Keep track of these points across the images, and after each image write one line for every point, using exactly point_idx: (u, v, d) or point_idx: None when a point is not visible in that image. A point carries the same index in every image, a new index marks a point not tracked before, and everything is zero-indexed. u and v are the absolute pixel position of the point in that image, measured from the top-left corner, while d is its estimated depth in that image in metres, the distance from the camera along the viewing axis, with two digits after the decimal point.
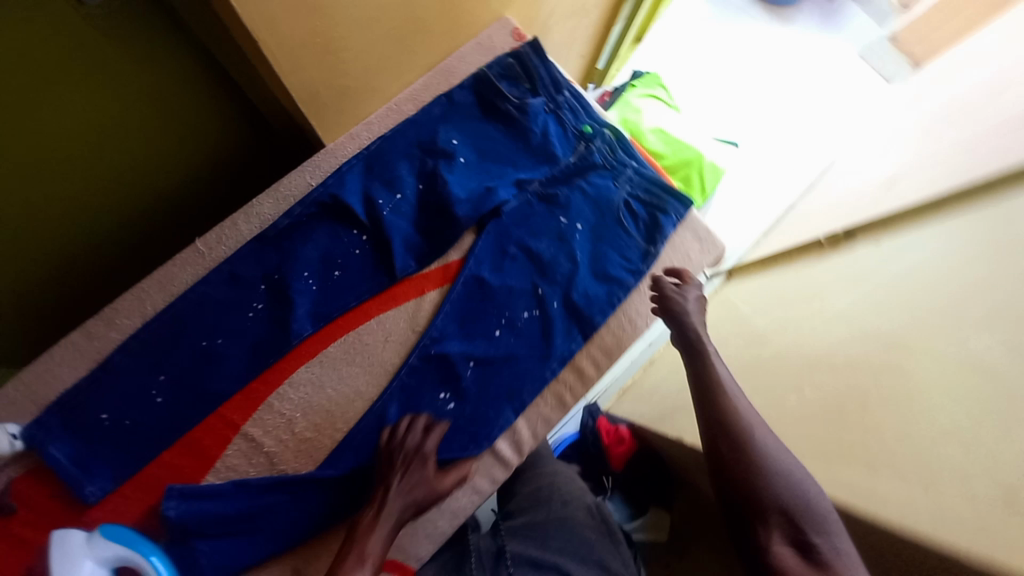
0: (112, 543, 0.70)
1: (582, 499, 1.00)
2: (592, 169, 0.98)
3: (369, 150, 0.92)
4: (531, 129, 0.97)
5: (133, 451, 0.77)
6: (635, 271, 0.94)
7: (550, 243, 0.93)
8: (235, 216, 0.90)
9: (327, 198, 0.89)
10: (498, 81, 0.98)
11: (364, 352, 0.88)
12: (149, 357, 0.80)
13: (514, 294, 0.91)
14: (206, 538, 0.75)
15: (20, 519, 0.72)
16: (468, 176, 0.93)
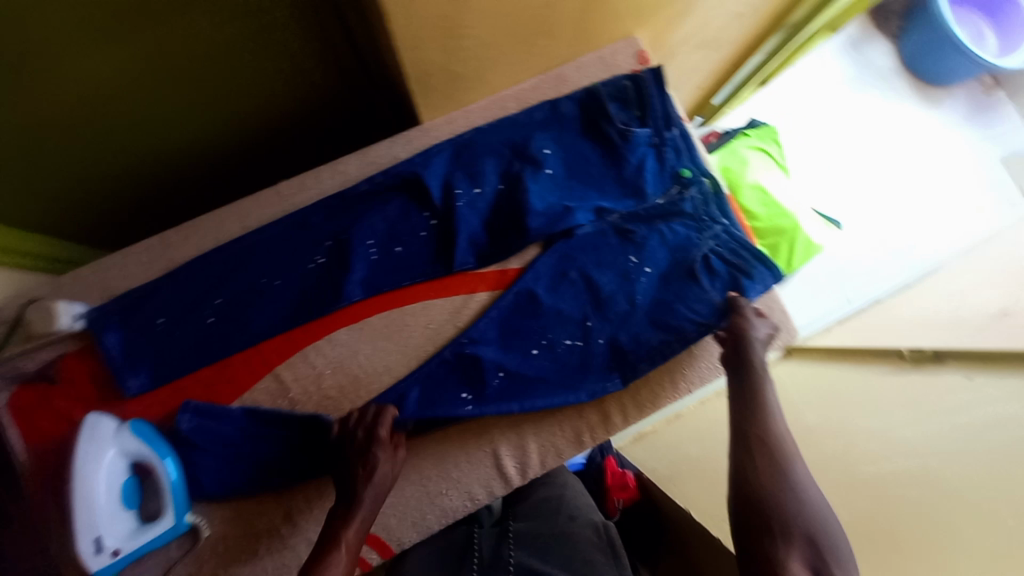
0: (134, 439, 0.78)
1: (590, 516, 0.96)
2: (679, 215, 0.91)
3: (461, 139, 0.93)
4: (627, 159, 0.92)
5: (173, 358, 0.83)
6: (698, 328, 0.86)
7: (613, 278, 0.89)
8: (322, 171, 0.94)
9: (410, 175, 0.90)
10: (607, 101, 0.93)
11: (402, 332, 0.89)
12: (212, 279, 0.86)
13: (561, 319, 0.88)
14: (206, 455, 0.82)
15: (59, 390, 0.84)
16: (550, 190, 0.91)
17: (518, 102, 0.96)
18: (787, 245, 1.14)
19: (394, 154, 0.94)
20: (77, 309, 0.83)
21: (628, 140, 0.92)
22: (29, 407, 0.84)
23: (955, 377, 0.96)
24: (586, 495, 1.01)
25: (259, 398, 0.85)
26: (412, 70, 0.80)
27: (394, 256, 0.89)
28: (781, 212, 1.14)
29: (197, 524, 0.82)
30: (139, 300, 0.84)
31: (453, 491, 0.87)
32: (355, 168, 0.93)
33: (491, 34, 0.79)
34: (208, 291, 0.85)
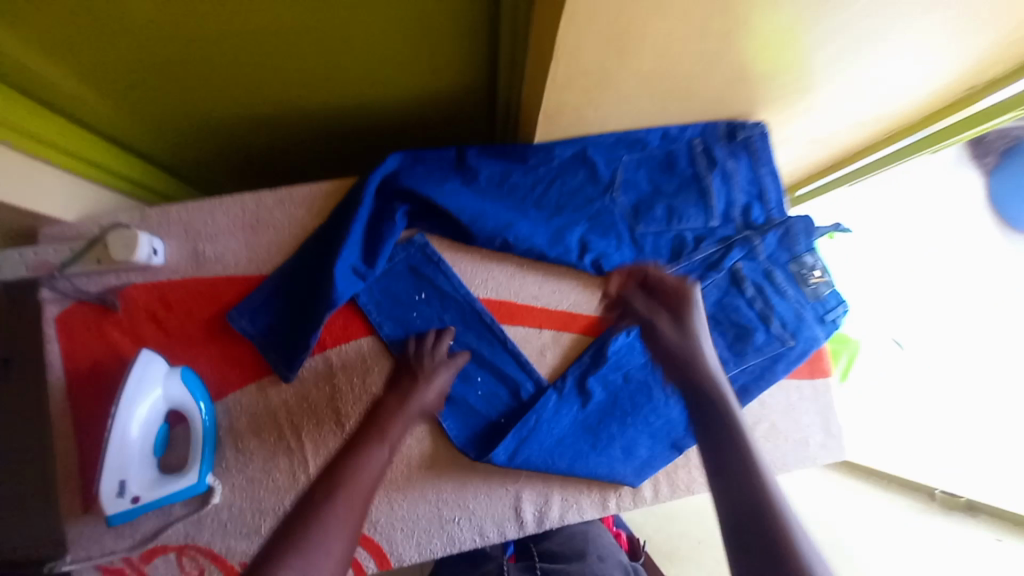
0: (180, 386, 0.81)
1: (618, 558, 0.94)
2: (745, 245, 0.89)
3: (637, 240, 0.90)
4: (764, 327, 0.90)
5: (351, 321, 0.87)
6: (679, 227, 0.90)
7: (692, 207, 0.90)
8: (413, 157, 0.89)
9: (595, 270, 0.89)
10: (784, 291, 0.90)
11: (458, 351, 0.88)
12: (431, 293, 0.88)
13: (581, 193, 0.90)
14: (253, 307, 0.85)
15: (116, 320, 0.85)
16: (782, 308, 0.90)
17: (636, 141, 0.90)
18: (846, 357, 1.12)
19: (486, 164, 0.89)
20: (155, 245, 0.84)
21: (774, 283, 0.90)
22: (77, 326, 0.85)
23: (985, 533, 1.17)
24: (606, 541, 0.98)
25: (302, 375, 0.86)
26: (548, 110, 0.77)
27: (507, 305, 0.90)
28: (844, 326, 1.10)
29: (225, 440, 0.85)
30: (426, 268, 0.89)
31: (465, 522, 0.85)
32: (449, 169, 0.89)
33: (637, 92, 0.77)
34: (445, 318, 0.88)
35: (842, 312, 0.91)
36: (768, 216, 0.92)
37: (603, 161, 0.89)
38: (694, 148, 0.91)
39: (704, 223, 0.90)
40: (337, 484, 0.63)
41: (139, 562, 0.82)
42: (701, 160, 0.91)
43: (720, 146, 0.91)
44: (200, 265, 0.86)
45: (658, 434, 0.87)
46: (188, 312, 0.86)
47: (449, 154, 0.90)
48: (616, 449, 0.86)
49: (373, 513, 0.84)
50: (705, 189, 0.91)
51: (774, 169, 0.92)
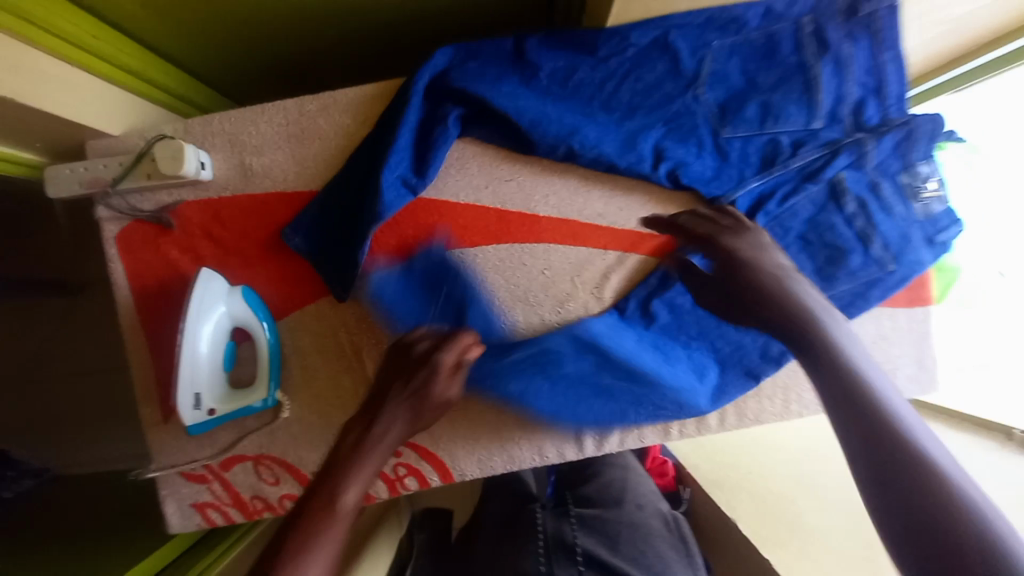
0: (242, 304, 0.80)
1: (657, 506, 0.89)
2: (852, 152, 0.77)
3: (721, 143, 0.78)
4: (860, 247, 0.79)
5: (405, 241, 0.83)
6: (775, 128, 0.77)
7: (795, 104, 0.77)
8: (465, 52, 0.80)
9: (669, 179, 0.79)
10: (891, 204, 0.78)
11: (516, 271, 0.83)
12: (488, 210, 0.83)
13: (659, 89, 0.78)
14: (303, 222, 0.81)
15: (172, 238, 0.84)
16: (886, 224, 0.78)
17: (731, 22, 0.77)
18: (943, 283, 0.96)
19: (549, 57, 0.79)
20: (202, 158, 0.81)
21: (879, 197, 0.78)
22: (138, 243, 0.84)
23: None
24: (647, 485, 0.93)
25: (360, 294, 0.84)
26: None
27: (569, 224, 0.83)
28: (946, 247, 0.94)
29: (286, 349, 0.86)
30: (479, 179, 0.83)
31: (526, 443, 0.85)
32: (506, 65, 0.80)
33: None
34: (501, 235, 0.83)
35: (957, 232, 0.78)
36: (885, 114, 0.77)
37: (689, 49, 0.77)
38: (801, 30, 0.76)
39: (805, 123, 0.77)
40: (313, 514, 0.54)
41: (219, 468, 0.88)
42: (810, 44, 0.76)
43: (836, 26, 0.75)
44: (246, 180, 0.83)
45: (727, 360, 0.83)
46: (241, 229, 0.83)
47: (505, 44, 0.80)
48: (683, 372, 0.82)
49: (435, 431, 0.85)
50: (812, 80, 0.76)
51: (902, 54, 0.75)
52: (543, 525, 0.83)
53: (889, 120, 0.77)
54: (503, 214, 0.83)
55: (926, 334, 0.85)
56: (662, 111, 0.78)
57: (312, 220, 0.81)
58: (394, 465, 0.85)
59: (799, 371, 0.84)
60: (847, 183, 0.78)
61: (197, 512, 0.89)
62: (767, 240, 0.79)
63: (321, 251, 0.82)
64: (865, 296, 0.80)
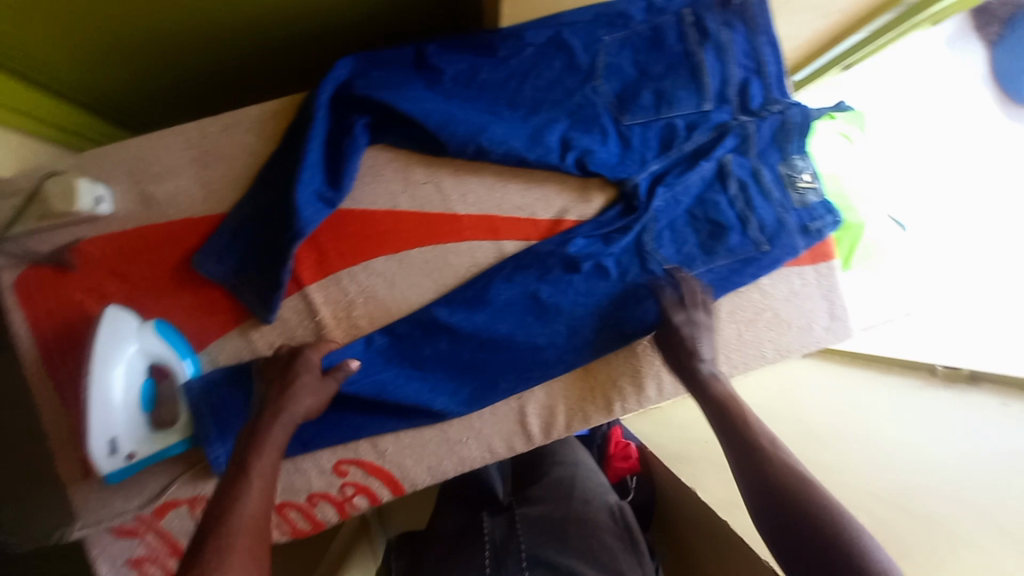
0: (158, 341, 0.78)
1: (604, 499, 0.86)
2: (738, 134, 0.82)
3: (622, 128, 0.82)
4: (735, 227, 0.82)
5: (327, 255, 0.82)
6: (668, 112, 0.82)
7: (685, 88, 0.81)
8: (367, 62, 0.81)
9: (576, 167, 0.82)
10: (770, 190, 0.82)
11: (443, 271, 0.84)
12: (410, 215, 0.83)
13: (558, 82, 0.81)
14: (216, 245, 0.79)
15: (74, 280, 0.79)
16: (767, 207, 0.82)
17: (618, 17, 0.81)
18: (850, 242, 1.06)
19: (450, 62, 0.81)
20: (99, 191, 0.78)
21: (760, 183, 0.82)
22: (36, 288, 0.79)
23: (987, 399, 0.96)
24: (597, 478, 0.91)
25: (285, 313, 0.82)
26: None
27: (490, 219, 0.84)
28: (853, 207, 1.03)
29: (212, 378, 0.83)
30: (394, 184, 0.83)
31: (474, 441, 0.85)
32: (410, 72, 0.81)
33: None
34: (424, 239, 0.84)
35: (832, 221, 0.81)
36: (767, 96, 0.82)
37: (582, 46, 0.81)
38: (683, 21, 0.81)
39: (696, 107, 0.82)
40: (219, 527, 0.54)
41: (152, 518, 0.83)
42: (692, 34, 0.81)
43: (713, 15, 0.81)
44: (152, 208, 0.80)
45: (611, 320, 0.82)
46: (149, 262, 0.80)
47: (406, 51, 0.81)
48: (566, 334, 0.83)
49: (381, 443, 0.83)
50: (697, 65, 0.81)
51: (774, 39, 0.81)
52: (492, 533, 0.79)
53: (771, 102, 0.82)
54: (422, 216, 0.84)
55: (834, 287, 0.90)
56: (564, 102, 0.81)
57: (226, 243, 0.79)
58: (341, 487, 0.84)
59: (723, 334, 0.88)
60: (732, 165, 0.82)
61: (134, 569, 0.84)
62: (656, 212, 0.82)
63: (234, 271, 0.79)
64: (742, 274, 0.82)
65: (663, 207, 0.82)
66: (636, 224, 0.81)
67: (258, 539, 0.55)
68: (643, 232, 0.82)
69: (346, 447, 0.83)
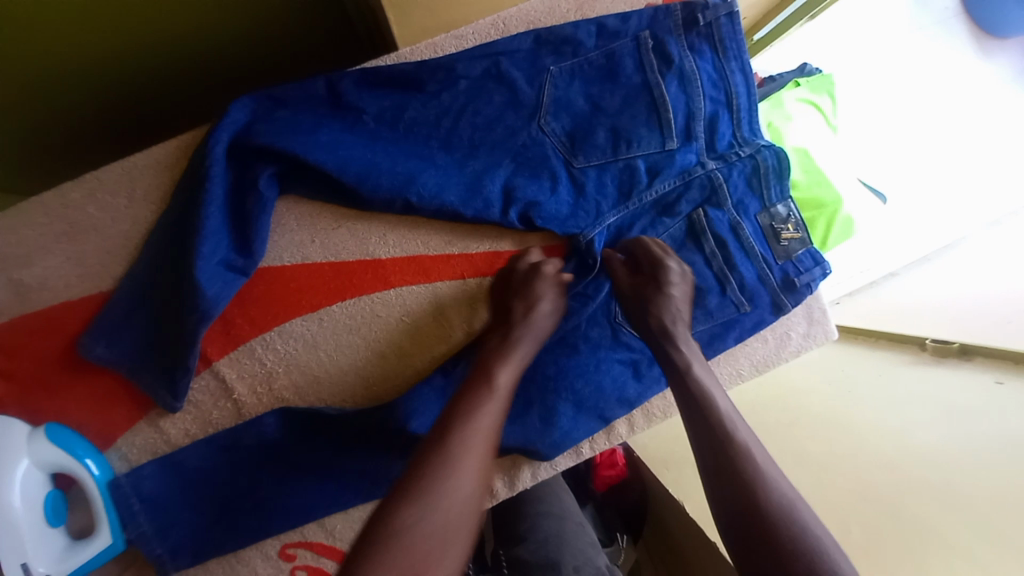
0: (54, 446, 0.67)
1: (595, 564, 0.79)
2: (711, 179, 0.73)
3: (574, 167, 0.72)
4: (712, 289, 0.75)
5: (237, 322, 0.71)
6: (626, 152, 0.72)
7: (646, 124, 0.72)
8: (270, 101, 0.68)
9: (522, 220, 0.73)
10: (753, 246, 0.74)
11: (372, 324, 0.74)
12: (331, 270, 0.73)
13: (499, 121, 0.71)
14: (98, 330, 0.67)
15: None
16: (748, 263, 0.74)
17: (565, 43, 0.71)
18: (824, 223, 0.86)
19: (371, 98, 0.69)
20: None
21: (740, 238, 0.74)
22: None
23: (980, 377, 0.83)
24: (585, 536, 0.85)
25: (196, 396, 0.72)
26: None
27: (423, 263, 0.74)
28: (825, 180, 0.85)
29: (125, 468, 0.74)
30: (308, 232, 0.72)
31: None
32: (324, 111, 0.69)
33: None
34: (347, 293, 0.73)
35: (821, 274, 0.73)
36: (736, 131, 0.74)
37: (525, 77, 0.71)
38: (641, 45, 0.71)
39: (659, 146, 0.72)
40: (455, 437, 0.53)
41: None
42: (651, 59, 0.71)
43: (675, 38, 0.71)
44: (29, 294, 0.69)
45: (585, 402, 0.76)
46: (30, 358, 0.69)
47: (314, 83, 0.68)
48: (547, 425, 0.75)
49: (328, 521, 0.76)
50: (658, 99, 0.71)
51: (745, 65, 0.72)
52: None
53: (740, 140, 0.74)
54: (339, 266, 0.73)
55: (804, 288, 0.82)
56: (505, 143, 0.71)
57: (110, 326, 0.68)
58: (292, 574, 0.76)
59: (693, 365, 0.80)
60: (710, 222, 0.74)
61: None
62: None
63: (127, 353, 0.68)
64: (724, 337, 0.77)
65: None
66: (603, 286, 0.74)
67: (484, 464, 0.53)
68: (614, 291, 0.76)
69: (293, 530, 0.76)
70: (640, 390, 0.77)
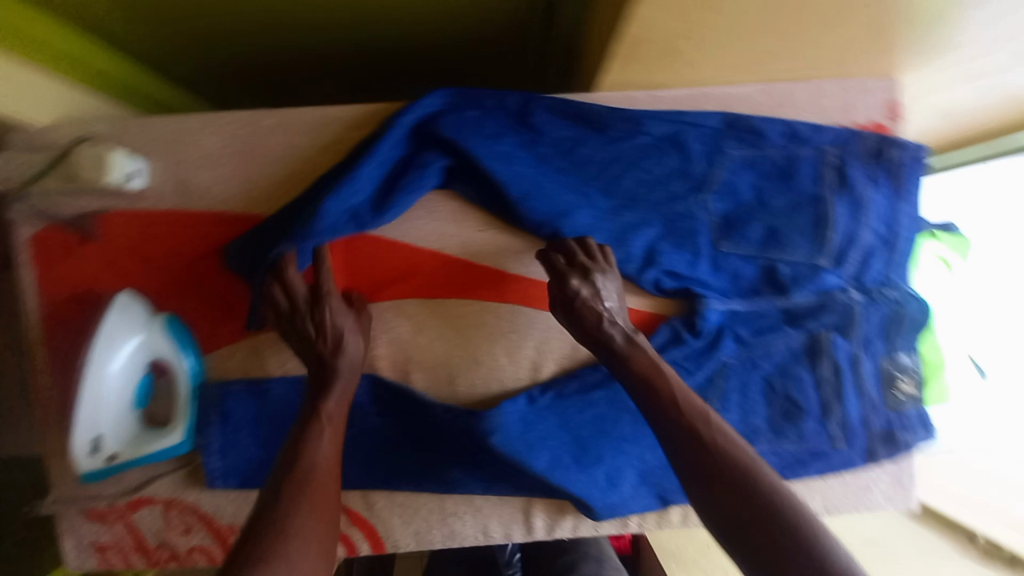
0: (162, 336, 0.71)
1: None
2: (851, 311, 0.74)
3: (720, 249, 0.73)
4: (812, 414, 0.75)
5: (366, 287, 0.76)
6: (774, 253, 0.73)
7: (802, 233, 0.72)
8: (463, 98, 0.72)
9: (652, 285, 0.74)
10: (867, 386, 0.75)
11: (477, 330, 0.77)
12: (459, 269, 0.76)
13: (665, 184, 0.73)
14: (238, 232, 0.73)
15: (96, 255, 0.73)
16: (856, 403, 0.75)
17: (751, 133, 0.72)
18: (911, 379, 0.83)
19: (553, 125, 0.72)
20: (135, 167, 0.70)
21: (856, 373, 0.75)
22: (51, 251, 0.72)
23: None
24: None
25: None
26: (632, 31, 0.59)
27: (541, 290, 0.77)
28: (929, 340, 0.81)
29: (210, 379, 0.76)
30: (455, 228, 0.75)
31: (469, 518, 0.80)
32: (507, 124, 0.72)
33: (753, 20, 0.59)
34: (464, 294, 0.77)
35: (922, 438, 0.76)
36: (889, 272, 0.74)
37: (701, 153, 0.73)
38: (823, 160, 0.72)
39: (809, 259, 0.73)
40: (300, 499, 0.54)
41: (126, 510, 0.79)
42: (829, 177, 0.72)
43: (859, 164, 0.72)
44: (194, 195, 0.73)
45: (649, 475, 0.77)
46: (174, 250, 0.74)
47: (508, 98, 0.71)
48: (611, 485, 0.76)
49: (373, 497, 0.79)
50: (824, 216, 0.72)
51: (916, 211, 0.73)
52: None
53: (889, 282, 0.74)
54: (468, 266, 0.76)
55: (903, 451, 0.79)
56: (665, 206, 0.73)
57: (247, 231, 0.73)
58: None
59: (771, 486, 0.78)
60: (831, 348, 0.74)
61: (95, 553, 0.81)
62: (727, 369, 0.75)
63: (244, 258, 0.72)
64: (806, 465, 0.76)
65: (738, 375, 0.75)
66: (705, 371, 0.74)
67: (329, 521, 0.55)
68: (713, 377, 0.74)
69: None
70: None
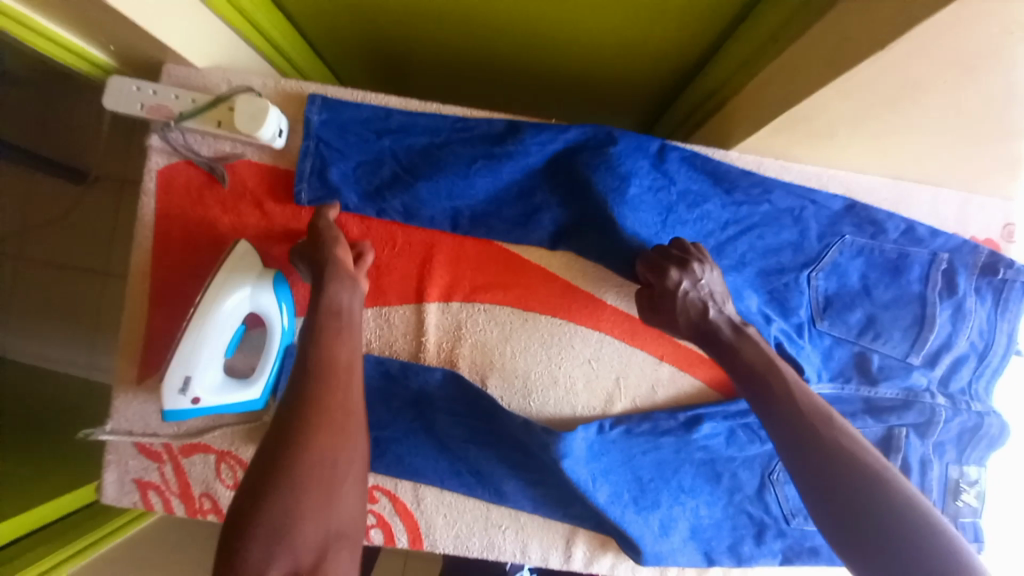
0: (267, 289, 0.70)
1: None
2: (931, 412, 0.74)
3: (817, 325, 0.75)
4: None
5: (464, 286, 0.78)
6: (870, 342, 0.74)
7: (901, 327, 0.74)
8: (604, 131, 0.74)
9: None
10: (931, 490, 0.75)
11: (562, 352, 0.78)
12: (560, 288, 0.78)
13: (778, 252, 0.75)
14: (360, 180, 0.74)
15: (220, 198, 0.74)
16: None
17: (871, 223, 0.74)
18: None
19: (685, 175, 0.74)
20: (282, 124, 0.72)
21: (924, 475, 0.75)
22: (180, 187, 0.74)
23: None
24: None
25: (393, 319, 0.78)
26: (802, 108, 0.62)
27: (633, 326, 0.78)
28: None
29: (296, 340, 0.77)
30: (566, 250, 0.77)
31: (511, 535, 0.79)
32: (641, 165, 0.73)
33: (917, 123, 0.61)
34: (559, 314, 0.78)
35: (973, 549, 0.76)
36: (973, 383, 0.76)
37: (818, 231, 0.74)
38: (935, 264, 0.73)
39: (901, 355, 0.74)
40: (317, 417, 0.54)
41: (178, 451, 0.79)
42: (938, 281, 0.73)
43: (968, 275, 0.73)
44: None
45: (700, 532, 0.77)
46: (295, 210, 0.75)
47: (648, 142, 0.73)
48: (663, 532, 0.76)
49: (422, 492, 0.79)
50: (926, 317, 0.73)
51: (1014, 332, 0.74)
52: None
53: (971, 391, 0.76)
54: (569, 287, 0.78)
55: None
56: (771, 272, 0.75)
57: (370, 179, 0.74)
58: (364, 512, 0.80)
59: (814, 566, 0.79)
60: (906, 446, 0.75)
61: (136, 490, 0.79)
62: None
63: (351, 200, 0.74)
64: None
65: None
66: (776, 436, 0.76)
67: (337, 448, 0.55)
68: None
69: (389, 478, 0.79)
70: (754, 552, 0.77)
